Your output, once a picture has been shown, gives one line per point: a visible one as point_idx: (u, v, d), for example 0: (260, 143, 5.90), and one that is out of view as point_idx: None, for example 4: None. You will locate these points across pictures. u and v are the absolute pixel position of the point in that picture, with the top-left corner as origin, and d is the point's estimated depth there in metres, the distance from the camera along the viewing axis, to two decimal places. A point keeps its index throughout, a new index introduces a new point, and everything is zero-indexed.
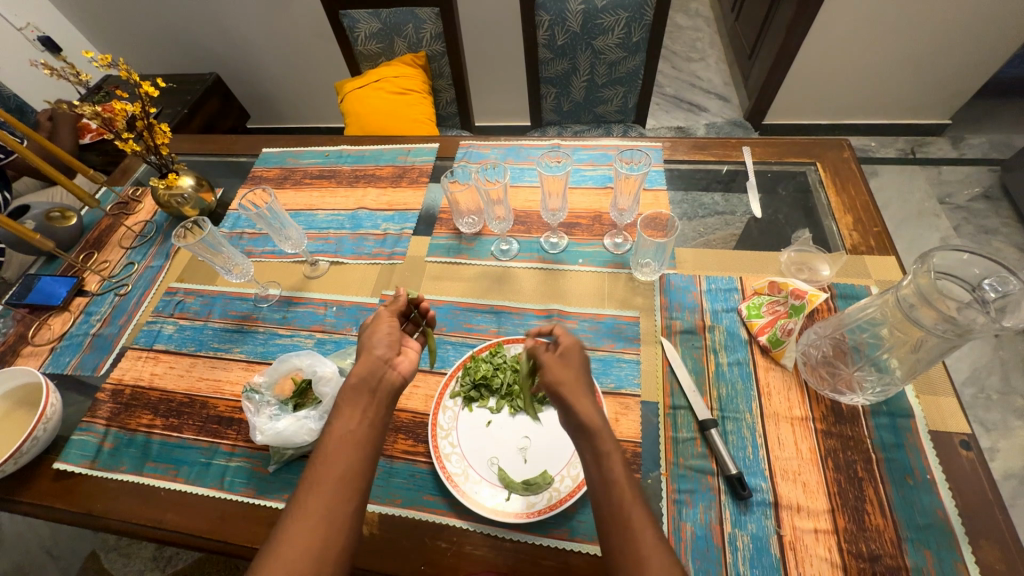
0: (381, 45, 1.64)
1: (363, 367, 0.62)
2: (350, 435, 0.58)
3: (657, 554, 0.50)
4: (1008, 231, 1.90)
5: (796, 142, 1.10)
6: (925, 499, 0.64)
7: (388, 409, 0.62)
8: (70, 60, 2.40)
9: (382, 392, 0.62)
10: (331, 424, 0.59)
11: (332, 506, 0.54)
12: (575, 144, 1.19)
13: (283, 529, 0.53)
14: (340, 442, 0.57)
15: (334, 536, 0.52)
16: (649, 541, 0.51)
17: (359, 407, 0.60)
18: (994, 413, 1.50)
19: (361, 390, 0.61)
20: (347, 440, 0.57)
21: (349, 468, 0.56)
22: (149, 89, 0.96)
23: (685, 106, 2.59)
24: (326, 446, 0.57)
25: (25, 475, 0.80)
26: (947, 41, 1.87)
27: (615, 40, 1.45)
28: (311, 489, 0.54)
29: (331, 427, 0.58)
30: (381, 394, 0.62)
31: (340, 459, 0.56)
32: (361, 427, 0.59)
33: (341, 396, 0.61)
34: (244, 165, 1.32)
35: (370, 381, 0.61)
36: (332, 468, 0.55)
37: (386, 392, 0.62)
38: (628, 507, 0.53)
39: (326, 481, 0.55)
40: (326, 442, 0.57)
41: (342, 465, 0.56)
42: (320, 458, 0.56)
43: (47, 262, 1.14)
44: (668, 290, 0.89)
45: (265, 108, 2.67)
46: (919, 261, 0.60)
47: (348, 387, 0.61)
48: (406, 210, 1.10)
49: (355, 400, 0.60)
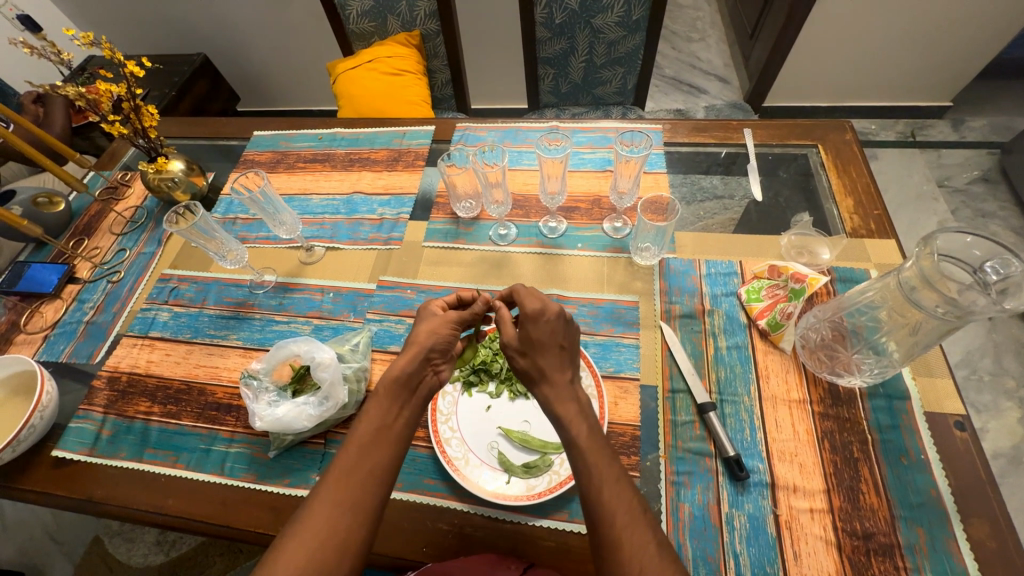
0: (374, 23, 1.60)
1: (405, 368, 0.62)
2: (386, 430, 0.59)
3: (633, 532, 0.51)
4: (1005, 214, 1.91)
5: (797, 124, 1.09)
6: (918, 479, 0.65)
7: (420, 411, 0.63)
8: (52, 40, 2.32)
9: (418, 394, 0.63)
10: (366, 413, 0.60)
11: (361, 497, 0.54)
12: (574, 127, 1.17)
13: (306, 512, 0.53)
14: (374, 437, 0.58)
15: (357, 526, 0.53)
16: (621, 520, 0.52)
17: (397, 403, 0.61)
18: (985, 395, 1.53)
19: (403, 387, 0.62)
20: (382, 435, 0.58)
21: (381, 464, 0.57)
22: (134, 70, 0.92)
23: (684, 88, 2.56)
24: (359, 438, 0.58)
25: (23, 464, 0.80)
26: (951, 23, 1.84)
27: (615, 18, 1.42)
28: (338, 477, 0.55)
29: (364, 420, 0.59)
30: (418, 395, 0.64)
31: (374, 452, 0.57)
32: (397, 424, 0.60)
33: (378, 385, 0.62)
34: (235, 149, 1.29)
35: (412, 380, 0.62)
36: (364, 461, 0.56)
37: (421, 394, 0.64)
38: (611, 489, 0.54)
39: (357, 473, 0.55)
40: (360, 433, 0.58)
41: (374, 461, 0.56)
42: (353, 448, 0.57)
43: (36, 249, 1.12)
44: (667, 274, 0.89)
45: (256, 89, 2.60)
46: (921, 243, 0.60)
47: (390, 380, 0.61)
48: (402, 195, 1.09)
49: (394, 398, 0.61)
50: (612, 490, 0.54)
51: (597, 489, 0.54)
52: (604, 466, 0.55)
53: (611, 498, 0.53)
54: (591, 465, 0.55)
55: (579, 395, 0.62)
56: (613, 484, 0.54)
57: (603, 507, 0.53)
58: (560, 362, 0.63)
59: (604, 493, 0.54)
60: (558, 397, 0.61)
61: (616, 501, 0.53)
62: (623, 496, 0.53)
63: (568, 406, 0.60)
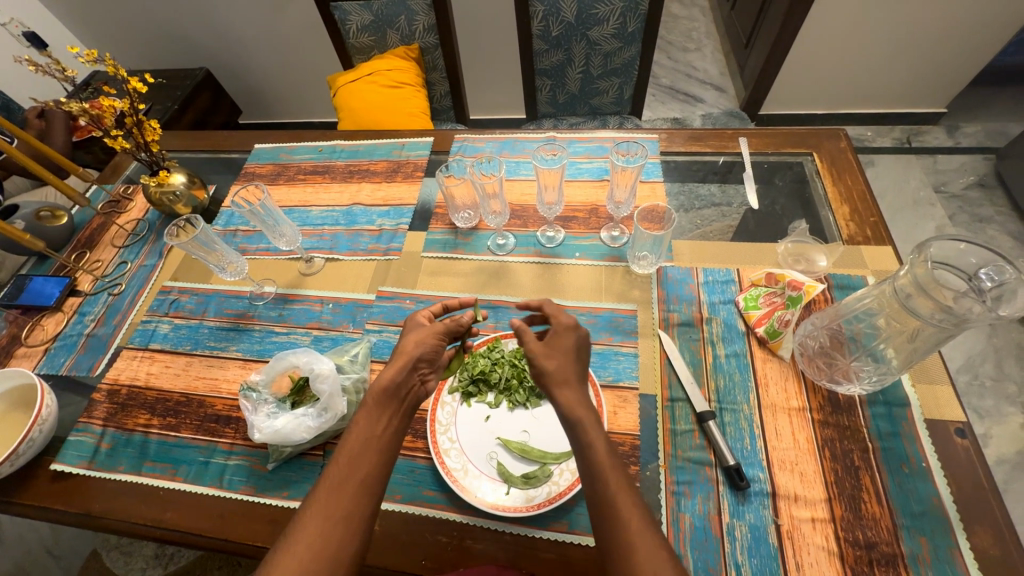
0: (373, 38, 1.62)
1: (394, 378, 0.62)
2: (376, 440, 0.58)
3: (647, 539, 0.50)
4: (1003, 219, 1.91)
5: (794, 133, 1.09)
6: (921, 487, 0.64)
7: (409, 419, 0.63)
8: (57, 56, 2.36)
9: (406, 402, 0.63)
10: (355, 424, 0.60)
11: (353, 508, 0.54)
12: (571, 137, 1.17)
13: (297, 526, 0.53)
14: (364, 447, 0.58)
15: (350, 537, 0.53)
16: (634, 527, 0.51)
17: (388, 412, 0.61)
18: (987, 400, 1.52)
19: (392, 397, 0.62)
20: (372, 445, 0.58)
21: (371, 474, 0.56)
22: (138, 86, 0.93)
23: (681, 97, 2.58)
24: (349, 449, 0.58)
25: (22, 478, 0.80)
26: (943, 31, 1.86)
27: (611, 30, 1.44)
28: (329, 489, 0.55)
29: (354, 431, 0.59)
30: (407, 403, 0.64)
31: (364, 462, 0.57)
32: (385, 433, 0.60)
33: (368, 395, 0.61)
34: (236, 161, 1.31)
35: (401, 389, 0.62)
36: (355, 472, 0.56)
37: (410, 403, 0.64)
38: (616, 492, 0.53)
39: (349, 483, 0.55)
40: (350, 444, 0.58)
41: (364, 471, 0.56)
42: (343, 459, 0.57)
43: (38, 263, 1.13)
44: (665, 282, 0.89)
45: (257, 102, 2.63)
46: (916, 251, 0.60)
47: (378, 390, 0.61)
48: (401, 206, 1.09)
49: (383, 406, 0.61)
50: (613, 500, 0.53)
51: (609, 499, 0.53)
52: (621, 473, 0.54)
53: (619, 507, 0.52)
54: (596, 474, 0.54)
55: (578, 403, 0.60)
56: (621, 488, 0.53)
57: (610, 515, 0.52)
58: (551, 369, 0.61)
59: (614, 496, 0.53)
60: (568, 402, 0.59)
61: (626, 509, 0.52)
62: (628, 502, 0.52)
63: (570, 417, 0.58)
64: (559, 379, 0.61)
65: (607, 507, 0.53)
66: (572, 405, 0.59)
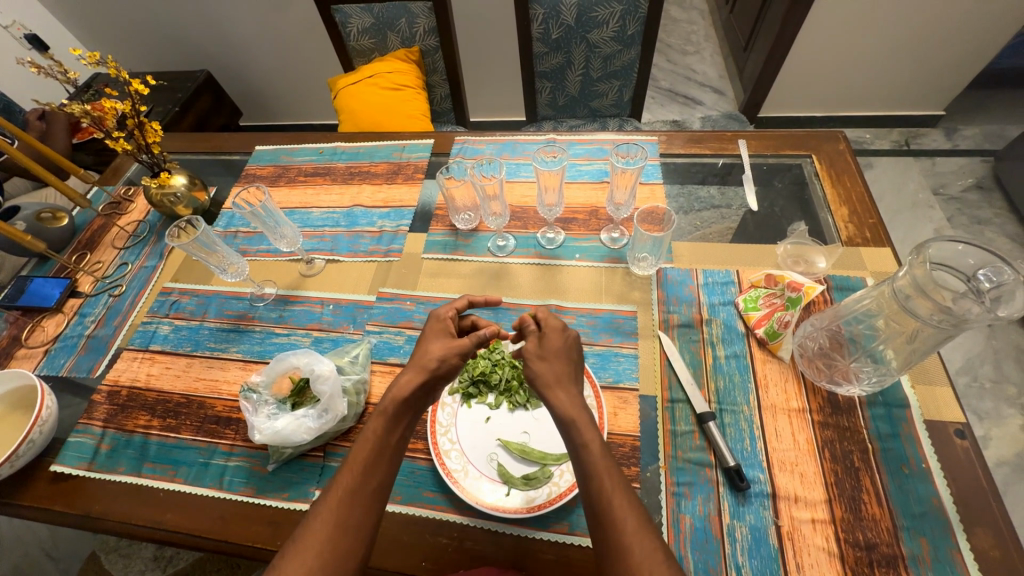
0: (374, 40, 1.63)
1: (413, 390, 0.62)
2: (389, 449, 0.59)
3: (642, 541, 0.50)
4: (1001, 221, 1.92)
5: (792, 135, 1.10)
6: (921, 488, 0.64)
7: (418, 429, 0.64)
8: (58, 58, 2.37)
9: (418, 412, 0.64)
10: (367, 430, 0.60)
11: (364, 516, 0.55)
12: (572, 139, 1.18)
13: (306, 530, 0.53)
14: (377, 456, 0.58)
15: (358, 544, 0.53)
16: (630, 528, 0.51)
17: (401, 422, 0.61)
18: (987, 401, 1.52)
19: (406, 407, 0.62)
20: (385, 454, 0.58)
21: (382, 483, 0.57)
22: (139, 88, 0.93)
23: (681, 99, 2.59)
24: (362, 456, 0.58)
25: (22, 479, 0.80)
26: (941, 33, 1.87)
27: (610, 33, 1.45)
28: (340, 495, 0.55)
29: (366, 438, 0.59)
30: (418, 413, 0.64)
31: (377, 472, 0.57)
32: (397, 444, 0.60)
33: (382, 402, 0.61)
34: (237, 163, 1.31)
35: (416, 401, 0.63)
36: (367, 481, 0.56)
37: (420, 413, 0.64)
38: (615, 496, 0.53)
39: (361, 491, 0.56)
40: (362, 450, 0.58)
41: (377, 479, 0.57)
42: (356, 466, 0.57)
43: (39, 264, 1.13)
44: (665, 284, 0.89)
45: (257, 104, 2.64)
46: (915, 252, 0.60)
47: (395, 400, 0.61)
48: (402, 207, 1.10)
49: (398, 416, 0.61)
50: (616, 497, 0.53)
51: (606, 501, 0.53)
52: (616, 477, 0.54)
53: (621, 506, 0.53)
54: (595, 474, 0.55)
55: (575, 404, 0.60)
56: (621, 490, 0.53)
57: (613, 513, 0.52)
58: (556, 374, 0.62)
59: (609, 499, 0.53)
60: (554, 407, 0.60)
61: (628, 509, 0.52)
62: (624, 504, 0.52)
63: (572, 415, 0.59)
64: (548, 380, 0.62)
65: (603, 511, 0.53)
66: (573, 401, 0.61)
